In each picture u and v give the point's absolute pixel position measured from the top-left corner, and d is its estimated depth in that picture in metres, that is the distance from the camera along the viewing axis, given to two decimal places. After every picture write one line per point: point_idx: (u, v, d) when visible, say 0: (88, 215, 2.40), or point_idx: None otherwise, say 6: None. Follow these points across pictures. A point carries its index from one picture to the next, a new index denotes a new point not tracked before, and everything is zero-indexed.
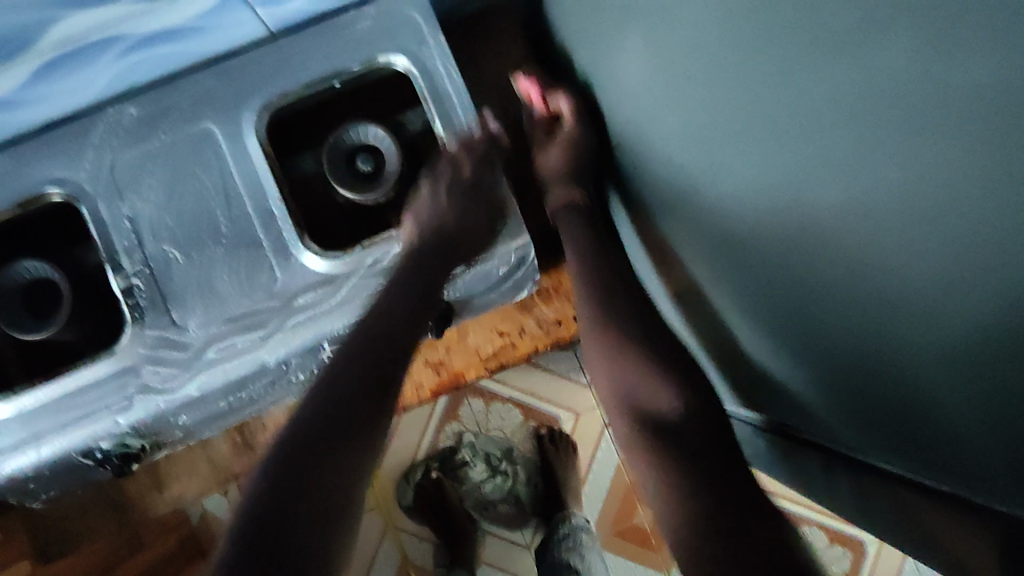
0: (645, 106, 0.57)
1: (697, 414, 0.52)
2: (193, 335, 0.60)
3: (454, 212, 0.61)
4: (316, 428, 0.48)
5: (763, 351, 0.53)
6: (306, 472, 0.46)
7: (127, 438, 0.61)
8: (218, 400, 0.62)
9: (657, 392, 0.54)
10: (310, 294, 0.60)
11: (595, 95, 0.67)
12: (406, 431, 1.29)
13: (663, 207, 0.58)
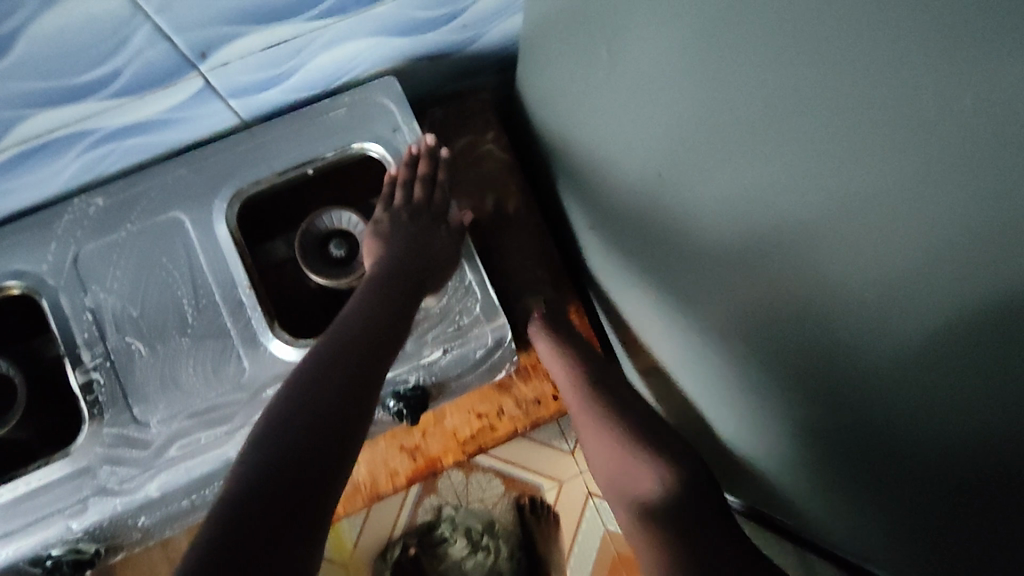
0: (615, 189, 0.58)
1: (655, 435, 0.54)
2: (155, 432, 0.57)
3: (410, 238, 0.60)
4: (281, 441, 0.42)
5: (726, 380, 0.54)
6: (275, 483, 0.39)
7: (81, 543, 0.58)
8: (180, 499, 0.59)
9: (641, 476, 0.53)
10: (279, 385, 0.58)
11: (567, 173, 0.68)
12: (383, 506, 1.24)
13: (640, 269, 0.59)
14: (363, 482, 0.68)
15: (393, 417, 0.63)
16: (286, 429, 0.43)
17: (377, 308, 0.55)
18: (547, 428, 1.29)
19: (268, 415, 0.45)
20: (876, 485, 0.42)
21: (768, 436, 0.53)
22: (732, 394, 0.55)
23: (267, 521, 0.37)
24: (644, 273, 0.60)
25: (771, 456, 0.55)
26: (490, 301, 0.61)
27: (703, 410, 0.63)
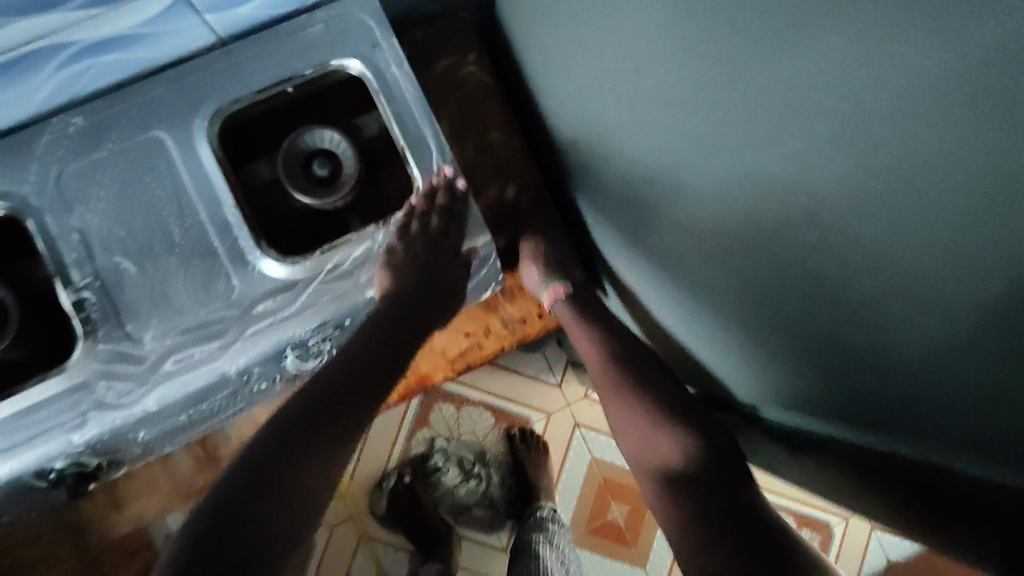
0: None
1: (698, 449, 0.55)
2: (149, 348, 0.58)
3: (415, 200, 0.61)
4: None
5: (700, 288, 0.56)
6: None
7: (83, 457, 0.60)
8: (177, 413, 0.61)
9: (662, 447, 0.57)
10: (270, 301, 0.59)
11: (548, 93, 0.68)
12: (377, 439, 1.28)
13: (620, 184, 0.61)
14: None
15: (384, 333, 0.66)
16: None
17: None
18: (536, 363, 1.32)
19: None
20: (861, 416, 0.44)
21: (739, 343, 0.56)
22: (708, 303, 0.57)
23: None
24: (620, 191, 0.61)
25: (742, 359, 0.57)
26: (474, 221, 0.63)
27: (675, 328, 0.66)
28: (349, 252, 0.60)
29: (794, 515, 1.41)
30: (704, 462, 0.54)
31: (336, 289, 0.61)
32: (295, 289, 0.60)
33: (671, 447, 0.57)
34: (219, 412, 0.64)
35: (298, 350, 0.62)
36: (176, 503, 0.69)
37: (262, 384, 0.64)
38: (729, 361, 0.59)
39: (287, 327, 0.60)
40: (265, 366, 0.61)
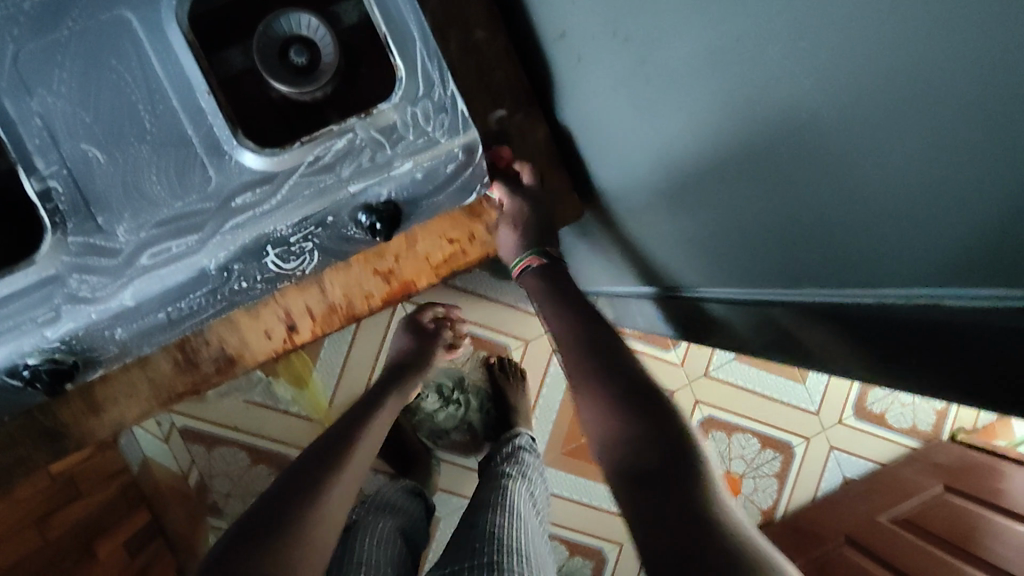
0: None
1: (635, 421, 0.53)
2: (123, 241, 0.56)
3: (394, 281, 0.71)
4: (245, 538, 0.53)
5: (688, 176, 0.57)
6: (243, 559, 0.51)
7: (58, 354, 0.58)
8: (155, 310, 0.60)
9: (615, 431, 0.54)
10: (248, 194, 0.58)
11: None
12: (354, 370, 1.30)
13: (610, 80, 0.60)
14: (339, 303, 0.71)
15: (365, 234, 0.65)
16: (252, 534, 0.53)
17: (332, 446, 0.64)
18: (514, 292, 1.33)
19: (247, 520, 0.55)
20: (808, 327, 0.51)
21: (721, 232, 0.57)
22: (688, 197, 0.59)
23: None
24: (609, 83, 0.60)
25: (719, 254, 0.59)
26: (459, 115, 0.61)
27: (653, 225, 0.67)
28: (329, 145, 0.58)
29: (759, 436, 1.48)
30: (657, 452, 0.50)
31: (318, 184, 0.59)
32: (274, 182, 0.58)
33: (622, 430, 0.53)
34: (199, 312, 0.63)
35: (280, 246, 0.61)
36: (157, 407, 0.69)
37: (242, 283, 0.63)
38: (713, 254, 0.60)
39: (267, 222, 0.58)
40: (246, 262, 0.60)
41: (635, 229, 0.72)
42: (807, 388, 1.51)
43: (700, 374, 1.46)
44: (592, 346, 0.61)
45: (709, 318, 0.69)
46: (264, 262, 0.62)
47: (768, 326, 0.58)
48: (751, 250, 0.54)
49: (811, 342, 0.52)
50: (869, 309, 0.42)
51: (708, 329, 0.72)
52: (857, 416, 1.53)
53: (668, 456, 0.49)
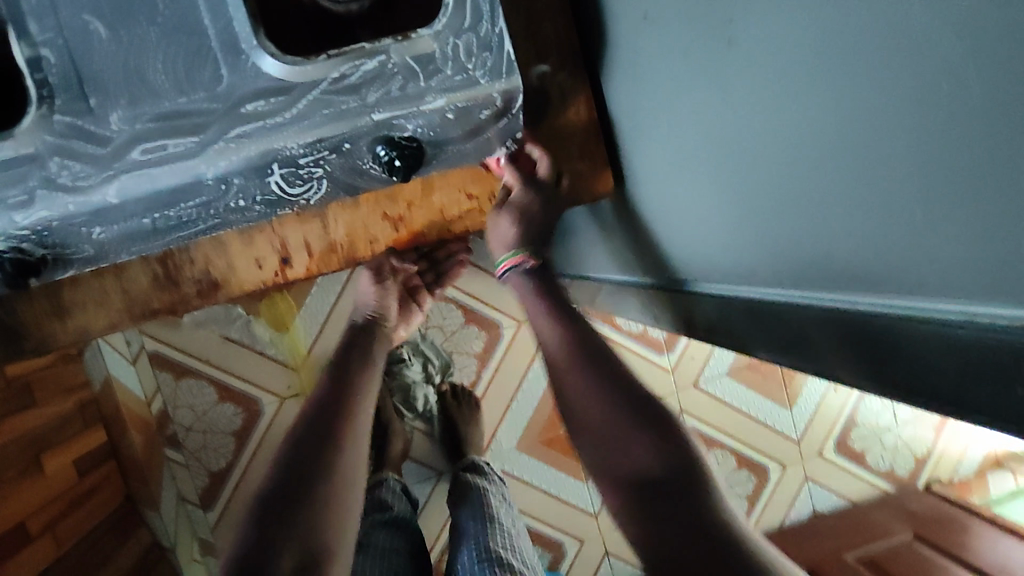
0: None
1: (639, 444, 0.54)
2: (114, 129, 0.50)
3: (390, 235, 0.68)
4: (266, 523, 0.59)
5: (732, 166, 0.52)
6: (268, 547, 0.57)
7: (25, 243, 0.53)
8: (140, 215, 0.54)
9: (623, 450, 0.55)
10: (260, 102, 0.52)
11: None
12: (339, 325, 1.25)
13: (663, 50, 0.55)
14: (340, 243, 0.66)
15: (383, 172, 0.59)
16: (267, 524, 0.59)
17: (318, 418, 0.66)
18: None
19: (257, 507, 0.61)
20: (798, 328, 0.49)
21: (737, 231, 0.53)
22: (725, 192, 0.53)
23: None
24: (654, 52, 0.56)
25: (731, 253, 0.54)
26: (504, 58, 0.56)
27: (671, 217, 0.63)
28: (358, 63, 0.53)
29: (738, 455, 1.45)
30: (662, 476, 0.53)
31: (339, 103, 0.54)
32: (291, 95, 0.52)
33: (628, 450, 0.54)
34: (188, 225, 0.58)
35: (288, 168, 0.56)
36: (127, 321, 0.63)
37: (239, 201, 0.57)
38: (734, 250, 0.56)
39: (276, 136, 0.53)
40: (247, 179, 0.55)
41: (649, 214, 0.68)
42: (793, 415, 1.48)
43: (689, 383, 1.43)
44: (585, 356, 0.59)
45: (700, 318, 0.65)
46: (268, 182, 0.56)
47: (763, 335, 0.54)
48: (766, 250, 0.50)
49: (816, 351, 0.48)
50: (902, 322, 0.39)
51: (694, 332, 0.68)
52: (837, 450, 1.50)
53: (676, 479, 0.52)
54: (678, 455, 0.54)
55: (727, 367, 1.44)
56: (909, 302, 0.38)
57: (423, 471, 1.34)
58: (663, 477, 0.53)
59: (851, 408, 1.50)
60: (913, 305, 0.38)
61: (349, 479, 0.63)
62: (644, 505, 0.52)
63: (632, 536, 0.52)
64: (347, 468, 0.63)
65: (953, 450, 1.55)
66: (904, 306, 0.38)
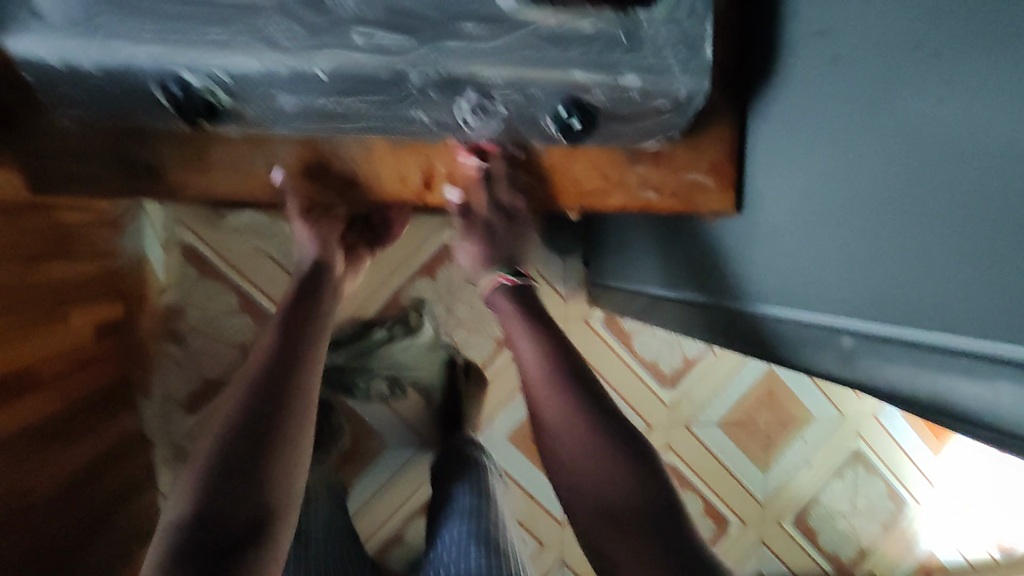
0: None
1: (626, 476, 0.56)
2: (341, 9, 0.51)
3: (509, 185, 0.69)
4: (229, 456, 0.53)
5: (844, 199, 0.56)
6: (230, 487, 0.52)
7: (214, 88, 0.52)
8: (331, 96, 0.54)
9: (612, 479, 0.56)
10: (481, 27, 0.53)
11: None
12: (373, 272, 1.29)
13: (820, 89, 0.59)
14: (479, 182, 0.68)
15: (555, 130, 0.62)
16: (222, 463, 0.52)
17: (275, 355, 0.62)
18: (555, 269, 1.37)
19: (215, 435, 0.55)
20: (856, 337, 0.52)
21: (836, 257, 0.56)
22: (831, 224, 0.57)
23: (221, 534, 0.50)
24: (816, 88, 0.60)
25: (821, 280, 0.58)
26: (700, 59, 0.59)
27: (766, 235, 0.68)
28: (579, 19, 0.54)
29: (705, 501, 1.50)
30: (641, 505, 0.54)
31: (549, 51, 0.55)
32: (509, 28, 0.53)
33: (616, 479, 0.56)
34: (360, 119, 0.58)
35: (478, 98, 0.57)
36: (268, 192, 0.64)
37: (420, 113, 0.58)
38: (816, 274, 0.59)
39: (485, 66, 0.54)
40: (440, 95, 0.56)
41: (748, 234, 0.72)
42: (765, 478, 1.54)
43: (681, 423, 1.47)
44: (571, 381, 0.61)
45: (753, 333, 0.68)
46: (455, 103, 0.57)
47: (813, 356, 0.58)
48: (863, 275, 0.52)
49: (867, 371, 0.51)
50: (966, 356, 0.42)
51: (742, 344, 0.71)
52: (794, 522, 1.57)
53: (648, 511, 0.54)
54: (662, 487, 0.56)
55: (721, 417, 1.49)
56: (987, 345, 0.40)
57: (412, 437, 1.33)
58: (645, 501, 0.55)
59: (815, 487, 1.57)
60: (989, 350, 0.40)
61: (304, 444, 0.58)
62: (614, 534, 0.54)
63: (607, 562, 0.54)
64: (303, 429, 0.58)
65: (893, 551, 1.63)
66: (979, 348, 0.41)
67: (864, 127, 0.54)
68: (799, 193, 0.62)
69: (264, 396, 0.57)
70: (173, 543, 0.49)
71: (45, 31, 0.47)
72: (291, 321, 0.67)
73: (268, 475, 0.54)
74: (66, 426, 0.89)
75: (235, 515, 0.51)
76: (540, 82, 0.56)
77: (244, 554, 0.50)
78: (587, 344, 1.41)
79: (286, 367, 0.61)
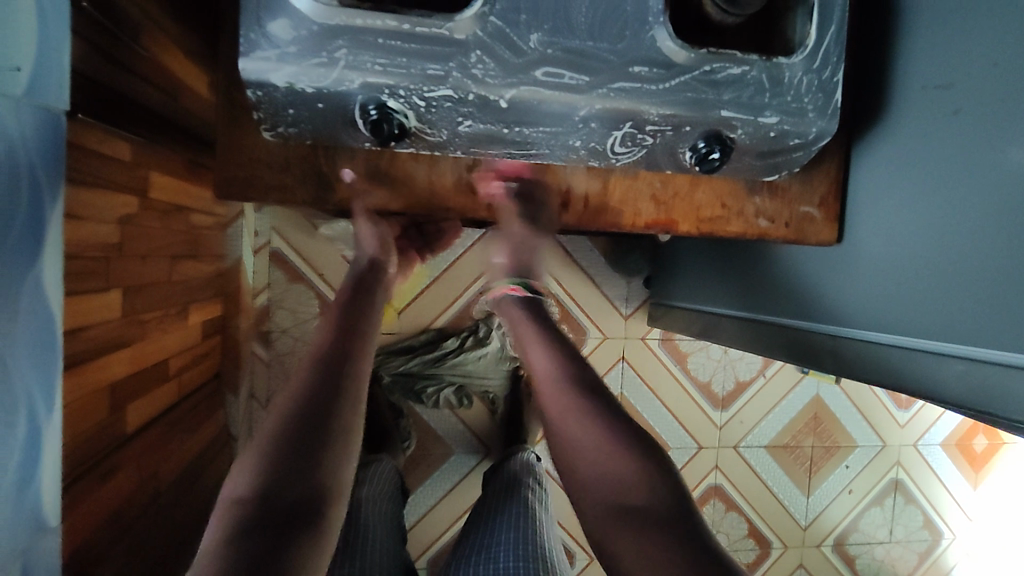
0: (982, 63, 0.63)
1: (651, 489, 0.60)
2: (530, 48, 0.58)
3: (638, 209, 0.74)
4: (287, 436, 0.56)
5: (973, 242, 0.63)
6: (292, 468, 0.54)
7: (410, 111, 0.59)
8: (507, 122, 0.61)
9: (626, 479, 0.60)
10: (645, 69, 0.61)
11: (906, 40, 0.72)
12: (448, 284, 1.34)
13: (947, 141, 0.67)
14: (612, 206, 0.73)
15: (692, 162, 0.67)
16: (284, 443, 0.55)
17: (329, 351, 0.66)
18: (618, 289, 1.44)
19: (276, 420, 0.57)
20: (975, 360, 0.62)
21: (964, 294, 0.64)
22: (959, 263, 0.65)
23: (282, 508, 0.52)
24: (942, 141, 0.68)
25: (947, 313, 0.65)
26: (831, 104, 0.66)
27: (881, 271, 0.75)
28: (728, 65, 0.62)
29: (749, 523, 1.53)
30: (677, 510, 0.58)
31: (699, 91, 0.62)
32: (668, 72, 0.61)
33: (631, 481, 0.60)
34: (525, 146, 0.65)
35: (632, 130, 0.64)
36: (420, 207, 0.69)
37: (576, 142, 0.65)
38: (938, 308, 0.66)
39: (644, 102, 0.61)
40: (599, 126, 0.63)
41: (849, 264, 0.80)
42: (807, 503, 1.57)
43: (730, 444, 1.51)
44: (578, 384, 0.69)
45: (847, 355, 0.78)
46: (610, 135, 0.64)
47: (914, 379, 0.68)
48: (1001, 311, 0.60)
49: (987, 393, 0.60)
50: None
51: (829, 362, 0.81)
52: (834, 548, 1.60)
53: (671, 513, 0.58)
54: (668, 484, 0.60)
55: (769, 440, 1.53)
56: None
57: (475, 445, 1.37)
58: (665, 510, 0.58)
59: (854, 515, 1.60)
60: None
61: (351, 441, 0.59)
62: (630, 533, 0.57)
63: (619, 571, 0.56)
64: (355, 427, 0.60)
65: None
66: None
67: (982, 183, 0.63)
68: (909, 233, 0.72)
69: (320, 386, 0.60)
70: (236, 517, 0.51)
71: (279, 54, 0.53)
72: (343, 331, 0.69)
73: (327, 456, 0.56)
74: (176, 418, 0.93)
75: (285, 498, 0.53)
76: (686, 118, 0.63)
77: (303, 526, 0.52)
78: (644, 363, 1.46)
79: (340, 362, 0.64)
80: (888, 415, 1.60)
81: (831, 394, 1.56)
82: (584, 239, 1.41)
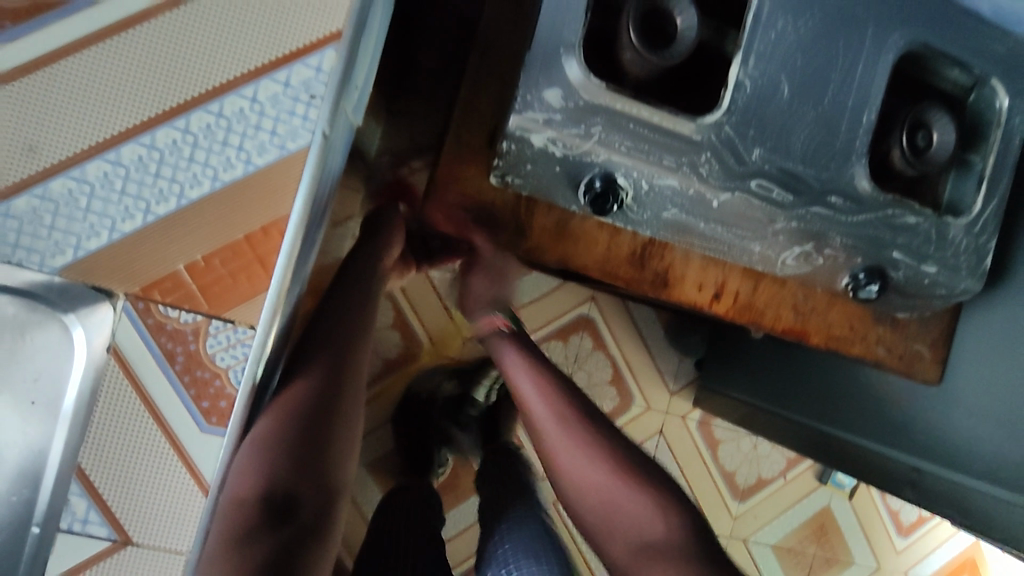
0: None
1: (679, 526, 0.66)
2: (752, 161, 0.64)
3: (780, 314, 0.79)
4: (292, 435, 0.57)
5: None
6: (295, 473, 0.56)
7: (631, 190, 0.64)
8: (709, 218, 0.67)
9: (647, 517, 0.67)
10: (841, 201, 0.67)
11: None
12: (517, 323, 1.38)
13: None
14: (758, 306, 0.78)
15: (847, 287, 0.72)
16: (285, 445, 0.56)
17: (330, 334, 0.64)
18: (669, 363, 1.48)
19: (276, 418, 0.57)
20: None
21: None
22: None
23: (282, 512, 0.55)
24: None
25: None
26: (981, 266, 0.73)
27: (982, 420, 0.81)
28: (907, 213, 0.68)
29: None
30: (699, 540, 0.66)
31: (878, 230, 0.69)
32: (858, 207, 0.67)
33: (647, 516, 0.67)
34: (710, 243, 0.69)
35: (810, 250, 0.70)
36: (595, 269, 0.74)
37: (757, 248, 0.70)
38: None
39: (830, 229, 0.68)
40: (785, 240, 0.69)
41: (943, 405, 0.85)
42: None
43: (741, 536, 1.54)
44: (568, 416, 0.72)
45: (931, 487, 0.86)
46: (790, 250, 0.70)
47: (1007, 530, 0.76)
48: None
49: None
50: None
51: (913, 492, 0.88)
52: None
53: (686, 546, 0.65)
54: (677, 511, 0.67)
55: (777, 540, 1.56)
56: None
57: None
58: (677, 543, 0.65)
59: None
60: None
61: (347, 441, 0.62)
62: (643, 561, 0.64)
63: None
64: (349, 423, 0.62)
65: None
66: None
67: None
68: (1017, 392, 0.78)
69: (322, 377, 0.61)
70: (241, 521, 0.54)
71: (546, 119, 0.59)
72: (361, 305, 0.69)
73: (329, 456, 0.59)
74: None
75: (281, 492, 0.56)
76: (859, 249, 0.70)
77: (300, 527, 0.56)
78: (679, 441, 1.50)
79: (343, 345, 0.64)
80: (887, 539, 1.66)
81: (840, 507, 1.62)
82: (648, 311, 1.47)
